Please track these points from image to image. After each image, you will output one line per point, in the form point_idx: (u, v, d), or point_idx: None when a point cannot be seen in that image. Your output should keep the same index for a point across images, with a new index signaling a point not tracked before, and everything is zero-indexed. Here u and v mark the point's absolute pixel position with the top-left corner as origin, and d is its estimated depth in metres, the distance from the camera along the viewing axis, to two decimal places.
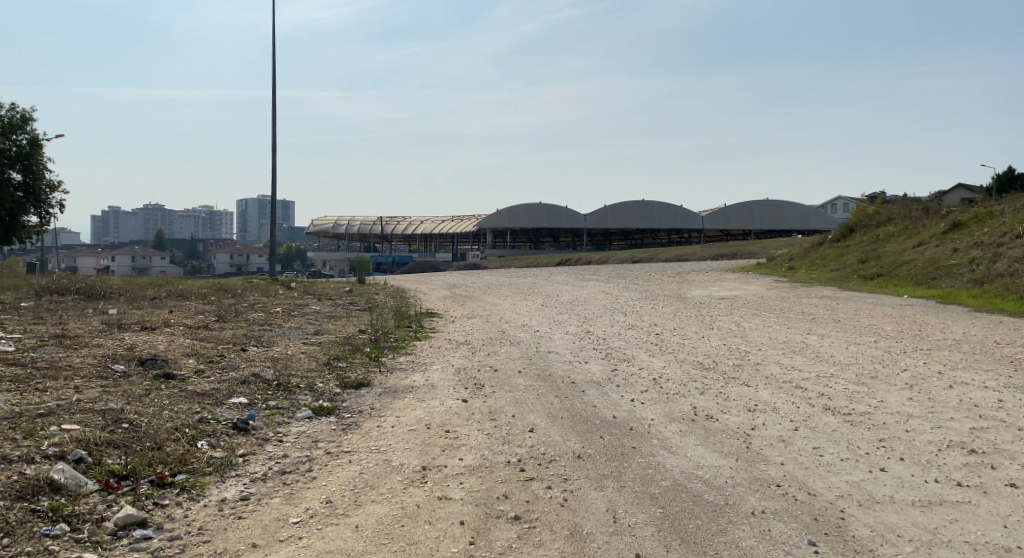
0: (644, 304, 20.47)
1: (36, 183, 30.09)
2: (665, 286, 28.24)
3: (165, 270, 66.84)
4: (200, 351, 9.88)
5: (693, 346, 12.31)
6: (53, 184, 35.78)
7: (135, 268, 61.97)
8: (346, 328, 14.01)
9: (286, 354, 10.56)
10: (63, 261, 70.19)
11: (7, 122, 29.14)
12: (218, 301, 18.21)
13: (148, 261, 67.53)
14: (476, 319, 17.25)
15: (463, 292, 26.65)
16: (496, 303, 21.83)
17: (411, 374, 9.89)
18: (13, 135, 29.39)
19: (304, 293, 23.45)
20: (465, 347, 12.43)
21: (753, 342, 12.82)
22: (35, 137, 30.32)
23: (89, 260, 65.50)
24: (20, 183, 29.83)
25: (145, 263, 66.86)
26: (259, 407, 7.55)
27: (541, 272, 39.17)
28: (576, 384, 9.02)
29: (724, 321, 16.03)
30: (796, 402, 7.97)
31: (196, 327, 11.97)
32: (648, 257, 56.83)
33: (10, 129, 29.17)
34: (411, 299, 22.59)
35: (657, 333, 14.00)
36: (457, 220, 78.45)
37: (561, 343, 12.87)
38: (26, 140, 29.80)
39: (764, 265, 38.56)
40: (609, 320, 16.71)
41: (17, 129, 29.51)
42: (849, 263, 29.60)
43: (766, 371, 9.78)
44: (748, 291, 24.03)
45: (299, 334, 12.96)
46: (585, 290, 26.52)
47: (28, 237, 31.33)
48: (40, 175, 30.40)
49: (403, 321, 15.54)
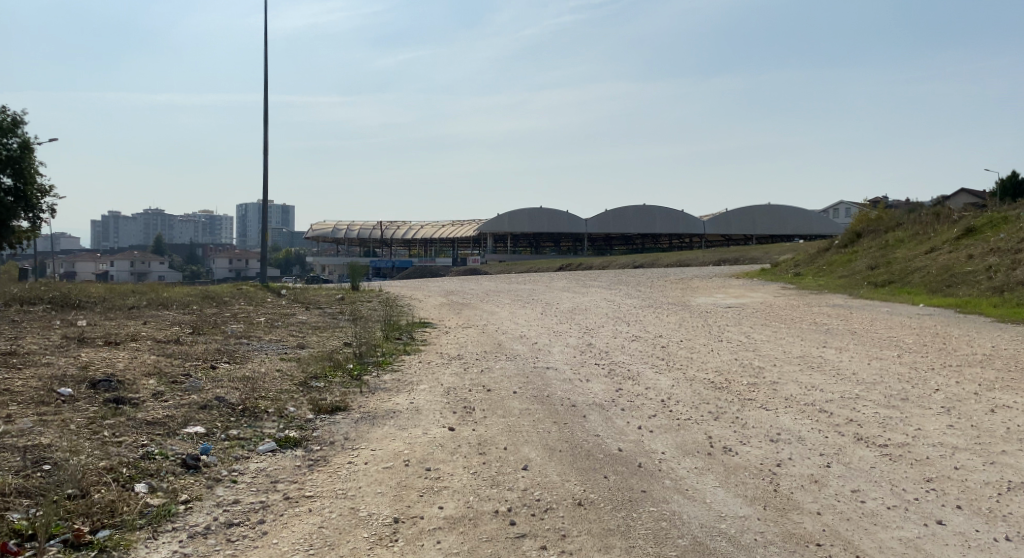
0: (648, 313, 19.61)
1: (26, 187, 29.16)
2: (668, 293, 27.34)
3: (163, 276, 66.09)
4: (163, 372, 9.01)
5: (702, 361, 11.43)
6: (45, 190, 34.82)
7: (133, 274, 61.16)
8: (330, 341, 13.15)
9: (259, 373, 9.69)
10: (60, 267, 69.43)
11: None
12: (201, 311, 17.37)
13: (147, 266, 66.71)
14: (471, 329, 16.38)
15: (461, 299, 25.83)
16: (493, 312, 20.96)
17: (394, 395, 9.01)
18: (3, 138, 28.45)
19: (294, 301, 22.58)
20: (456, 362, 11.57)
21: (766, 356, 11.93)
22: (26, 140, 29.39)
23: (87, 265, 64.74)
24: (10, 187, 28.90)
25: (143, 268, 66.04)
26: (218, 438, 6.67)
27: (541, 278, 38.32)
28: (576, 407, 8.14)
29: (733, 332, 15.16)
30: (824, 430, 7.09)
31: (165, 342, 11.10)
32: (650, 262, 55.95)
33: None
34: (404, 307, 21.74)
35: (663, 346, 13.14)
36: (457, 224, 77.59)
37: (560, 357, 11.99)
38: (16, 144, 28.85)
39: (769, 271, 37.72)
40: (611, 330, 15.85)
41: (7, 133, 28.56)
42: (858, 270, 28.72)
43: (785, 392, 8.90)
44: (755, 299, 23.16)
45: (279, 348, 12.08)
46: (587, 297, 25.64)
47: (18, 242, 30.37)
48: (31, 180, 29.47)
49: (393, 333, 14.68)
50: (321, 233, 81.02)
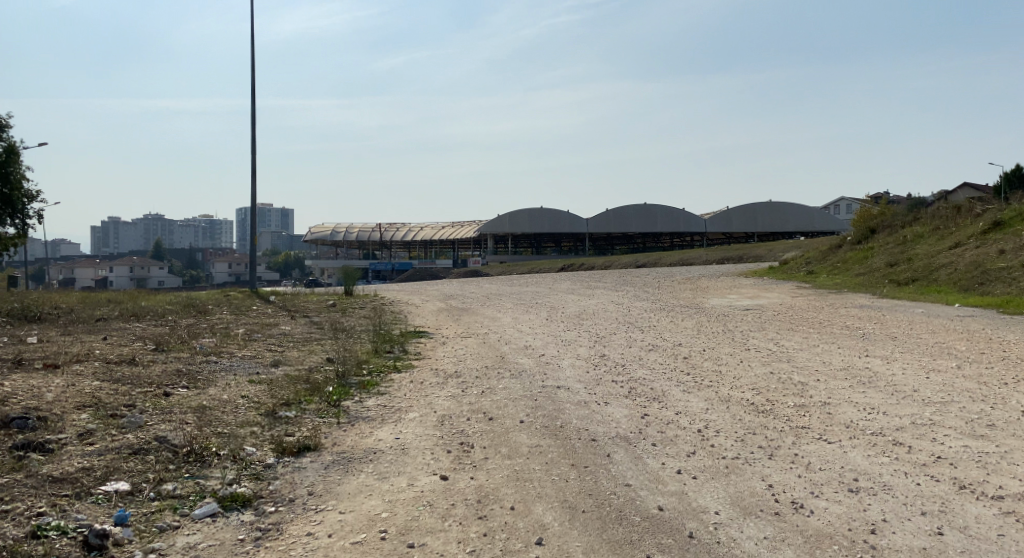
0: (662, 318, 18.12)
1: (13, 193, 26.51)
2: (679, 294, 25.85)
3: (161, 282, 65.02)
4: (102, 404, 7.58)
5: (734, 375, 9.94)
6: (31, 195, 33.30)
7: (132, 279, 60.10)
8: (312, 357, 11.70)
9: (220, 401, 8.25)
10: (56, 275, 68.24)
11: None
12: (176, 322, 15.90)
13: (146, 271, 65.50)
14: (470, 339, 14.88)
15: (460, 304, 24.37)
16: (494, 318, 19.51)
17: (377, 429, 7.54)
18: None
19: (282, 309, 21.14)
20: (453, 381, 10.10)
21: (805, 368, 10.44)
22: (11, 145, 26.66)
23: (86, 272, 63.61)
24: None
25: (141, 273, 64.57)
26: (145, 498, 5.26)
27: (544, 280, 36.79)
28: (597, 443, 6.67)
29: (759, 339, 13.67)
30: (912, 471, 5.61)
31: (115, 364, 9.65)
32: (654, 262, 54.57)
33: None
34: (399, 314, 20.25)
35: (685, 359, 11.67)
36: (456, 225, 76.06)
37: (570, 373, 10.52)
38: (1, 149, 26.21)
39: (780, 270, 36.27)
40: (623, 338, 14.39)
41: None
42: (876, 269, 27.25)
43: (844, 417, 7.40)
44: (773, 300, 21.72)
45: (250, 367, 10.61)
46: (593, 300, 24.19)
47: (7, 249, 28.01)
48: (18, 185, 26.85)
49: (383, 346, 13.22)
50: (319, 235, 79.64)
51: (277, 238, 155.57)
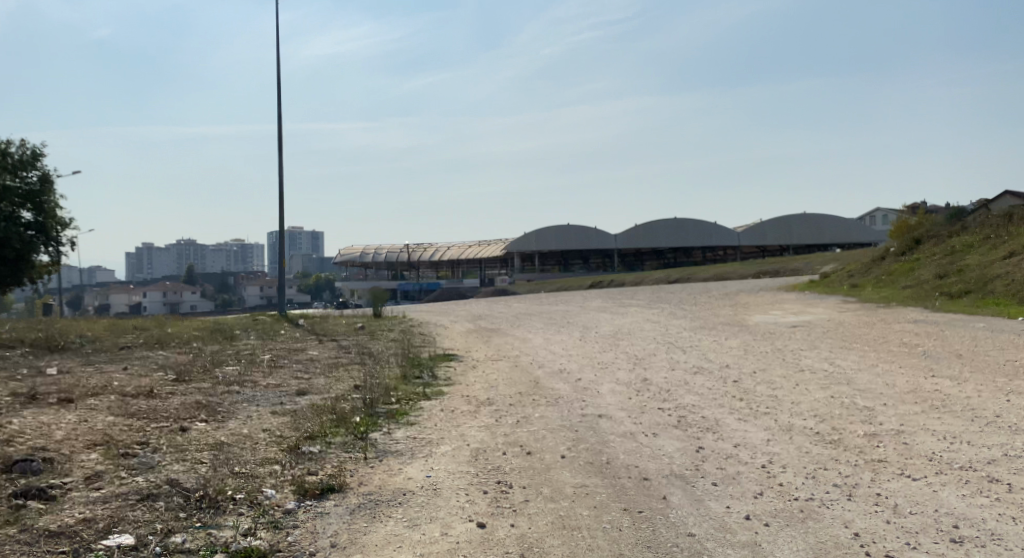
0: (703, 337, 17.36)
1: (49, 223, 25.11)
2: (717, 312, 25.00)
3: (195, 306, 65.46)
4: (114, 441, 7.07)
5: (791, 402, 9.20)
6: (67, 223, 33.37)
7: (168, 305, 60.51)
8: (340, 385, 11.14)
9: (240, 436, 7.70)
10: (93, 302, 68.94)
11: (14, 158, 24.37)
12: (202, 349, 15.45)
13: (181, 296, 65.91)
14: (503, 363, 14.24)
15: (491, 324, 23.76)
16: (527, 338, 18.87)
17: (407, 467, 6.93)
18: (21, 174, 24.56)
19: (310, 333, 20.66)
20: (486, 410, 9.47)
21: (868, 392, 9.66)
22: (47, 175, 25.48)
23: (122, 298, 64.12)
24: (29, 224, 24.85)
25: (176, 298, 64.95)
26: (149, 554, 4.70)
27: (575, 298, 36.09)
28: (650, 483, 6.01)
29: (810, 360, 12.87)
30: (1021, 516, 4.88)
31: (133, 396, 9.15)
32: (685, 277, 53.67)
33: (15, 167, 24.37)
34: (430, 337, 19.68)
35: (734, 383, 10.93)
36: (485, 244, 75.64)
37: (613, 400, 9.84)
38: (36, 178, 24.92)
39: (819, 284, 35.24)
40: (664, 361, 13.66)
41: (26, 167, 24.71)
42: (923, 283, 26.20)
43: (925, 449, 6.66)
44: (818, 316, 20.85)
45: (274, 397, 10.07)
46: (629, 318, 23.46)
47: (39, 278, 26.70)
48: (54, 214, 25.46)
49: (413, 372, 12.63)
50: (349, 257, 79.64)
51: (308, 261, 156.53)
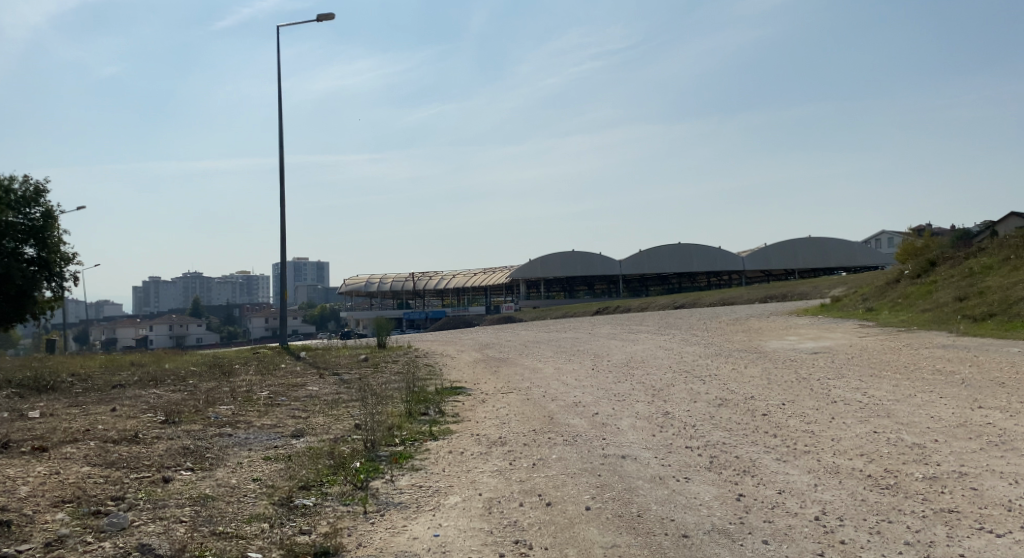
0: (722, 365, 16.60)
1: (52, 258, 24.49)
2: (732, 337, 24.18)
3: (201, 339, 64.80)
4: (84, 497, 6.31)
5: (831, 440, 8.43)
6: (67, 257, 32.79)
7: (173, 337, 59.84)
8: (339, 424, 10.36)
9: (226, 487, 6.94)
10: (98, 336, 68.38)
11: (15, 195, 23.76)
12: (196, 386, 14.69)
13: (186, 328, 65.31)
14: (513, 395, 13.46)
15: (499, 354, 22.99)
16: (536, 368, 18.10)
17: (412, 523, 6.17)
18: (24, 210, 23.95)
19: (311, 366, 19.92)
20: (499, 451, 8.71)
21: (914, 427, 8.89)
22: (50, 210, 24.82)
23: (128, 330, 63.54)
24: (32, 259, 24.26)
25: (183, 330, 64.25)
26: None
27: (584, 325, 35.29)
28: (692, 543, 5.26)
29: (841, 390, 12.08)
30: None
31: (113, 442, 8.38)
32: (692, 302, 52.91)
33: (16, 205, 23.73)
34: (435, 368, 18.92)
35: (765, 417, 10.16)
36: (490, 272, 74.99)
37: (635, 438, 9.07)
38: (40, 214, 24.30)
39: (833, 307, 34.48)
40: (684, 391, 12.88)
41: (28, 204, 24.09)
42: (944, 306, 25.38)
43: (998, 495, 5.92)
44: (839, 342, 20.08)
45: (268, 440, 9.30)
46: (641, 346, 22.65)
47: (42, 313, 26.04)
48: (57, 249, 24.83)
49: (418, 407, 11.86)
50: (354, 287, 78.97)
51: (314, 292, 156.17)
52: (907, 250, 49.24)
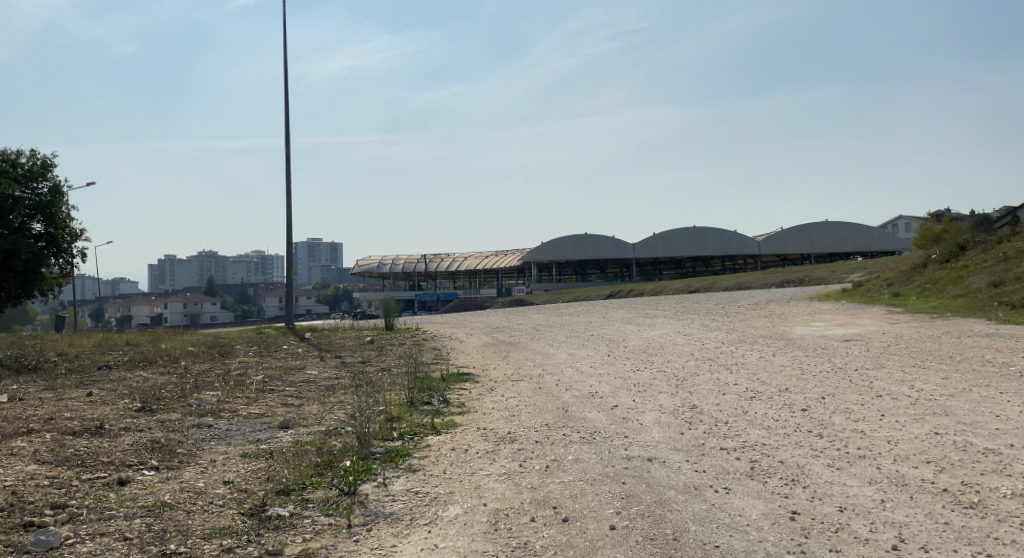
0: (747, 353, 15.56)
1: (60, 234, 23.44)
2: (755, 323, 23.07)
3: (214, 317, 64.27)
4: (16, 506, 5.32)
5: (888, 443, 7.41)
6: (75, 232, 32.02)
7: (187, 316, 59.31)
8: (332, 414, 9.37)
9: (191, 492, 5.95)
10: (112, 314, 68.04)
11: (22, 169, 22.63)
12: (187, 368, 13.77)
13: (200, 306, 64.93)
14: (525, 384, 12.46)
15: (511, 337, 22.02)
16: (549, 354, 17.10)
17: (405, 542, 5.20)
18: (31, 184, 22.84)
19: (313, 348, 18.98)
20: (509, 448, 7.71)
21: (979, 429, 7.87)
22: (58, 186, 23.69)
23: (142, 308, 63.19)
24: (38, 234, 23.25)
25: (196, 308, 63.77)
26: None
27: (598, 308, 34.25)
28: None
29: (885, 383, 11.02)
30: None
31: (73, 435, 7.38)
32: (707, 286, 51.79)
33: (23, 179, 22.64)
34: (443, 352, 17.96)
35: (805, 413, 9.12)
36: (503, 254, 73.92)
37: (661, 437, 8.06)
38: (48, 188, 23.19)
39: (857, 292, 33.32)
40: (710, 381, 11.84)
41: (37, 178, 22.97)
42: (977, 292, 24.19)
43: None
44: (869, 328, 19.01)
45: (250, 432, 8.31)
46: (659, 330, 21.63)
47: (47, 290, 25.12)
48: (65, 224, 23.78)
49: (420, 395, 10.88)
50: (366, 267, 78.09)
51: (326, 271, 155.72)
52: (927, 236, 47.93)
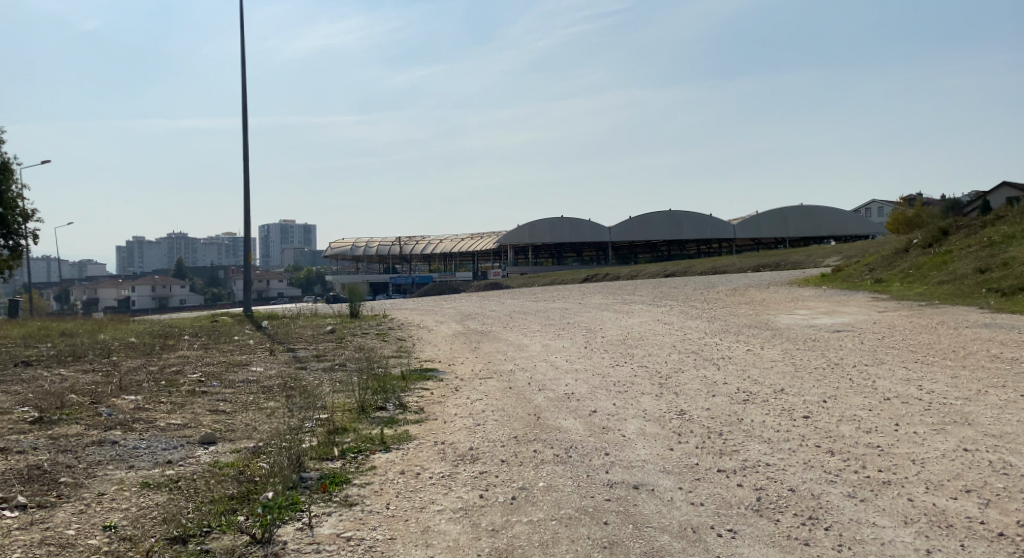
0: (733, 345, 14.48)
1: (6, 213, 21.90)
2: (737, 310, 22.04)
3: (185, 301, 62.33)
4: None
5: (914, 463, 6.28)
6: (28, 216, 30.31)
7: (156, 300, 57.49)
8: (266, 426, 8.08)
9: (55, 546, 4.65)
10: (77, 297, 65.88)
11: None
12: (120, 365, 12.39)
13: (169, 289, 62.96)
14: (492, 382, 11.27)
15: (482, 326, 20.80)
16: (521, 345, 15.92)
17: None
18: None
19: (268, 339, 17.65)
20: (467, 471, 6.52)
21: (1014, 443, 6.78)
22: (4, 162, 22.11)
23: (109, 290, 61.13)
24: None
25: (166, 291, 61.75)
26: None
27: (574, 293, 33.11)
28: None
29: (889, 383, 9.94)
30: None
31: None
32: (683, 270, 50.84)
33: None
34: (408, 344, 16.71)
35: (809, 422, 8.00)
36: (477, 237, 72.56)
37: (646, 454, 6.88)
38: None
39: (837, 277, 32.49)
40: (697, 381, 10.70)
41: None
42: (964, 279, 23.34)
43: None
44: (858, 317, 18.01)
45: (162, 451, 7.01)
46: (637, 319, 20.51)
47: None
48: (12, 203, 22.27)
49: (374, 398, 9.65)
50: (338, 249, 75.99)
51: (297, 254, 153.15)
52: (899, 220, 47.40)
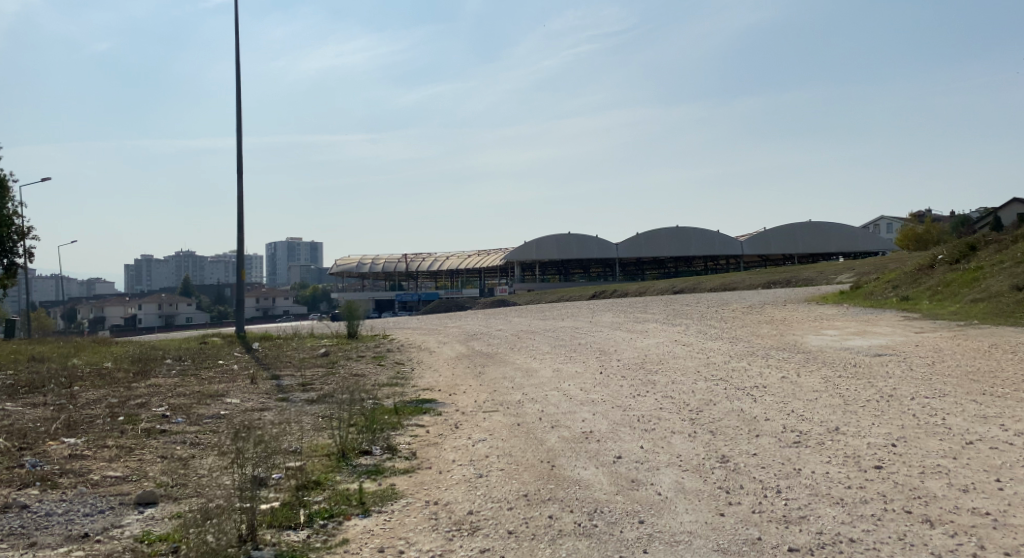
0: (765, 371, 12.99)
1: None
2: (759, 331, 20.54)
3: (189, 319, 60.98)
4: None
5: None
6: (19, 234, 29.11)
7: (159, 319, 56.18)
8: (222, 478, 6.65)
9: None
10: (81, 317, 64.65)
11: None
12: (77, 397, 10.95)
13: (174, 307, 61.70)
14: (496, 416, 9.79)
15: (487, 347, 19.35)
16: (530, 370, 14.46)
17: None
18: None
19: (254, 364, 16.22)
20: (463, 550, 5.06)
21: None
22: None
23: (114, 309, 59.98)
24: None
25: (170, 310, 60.45)
26: None
27: (584, 311, 31.67)
28: None
29: (963, 420, 8.45)
30: None
31: None
32: (694, 287, 49.36)
33: None
34: (405, 369, 15.25)
35: (884, 475, 6.51)
36: (484, 254, 71.20)
37: (692, 523, 5.43)
38: None
39: (857, 294, 30.95)
40: (734, 416, 9.22)
41: None
42: (1000, 297, 21.81)
43: None
44: (894, 339, 16.49)
45: (80, 518, 5.57)
46: (654, 340, 19.05)
47: None
48: None
49: (358, 437, 8.20)
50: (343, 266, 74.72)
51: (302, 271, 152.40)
52: (909, 236, 45.96)
